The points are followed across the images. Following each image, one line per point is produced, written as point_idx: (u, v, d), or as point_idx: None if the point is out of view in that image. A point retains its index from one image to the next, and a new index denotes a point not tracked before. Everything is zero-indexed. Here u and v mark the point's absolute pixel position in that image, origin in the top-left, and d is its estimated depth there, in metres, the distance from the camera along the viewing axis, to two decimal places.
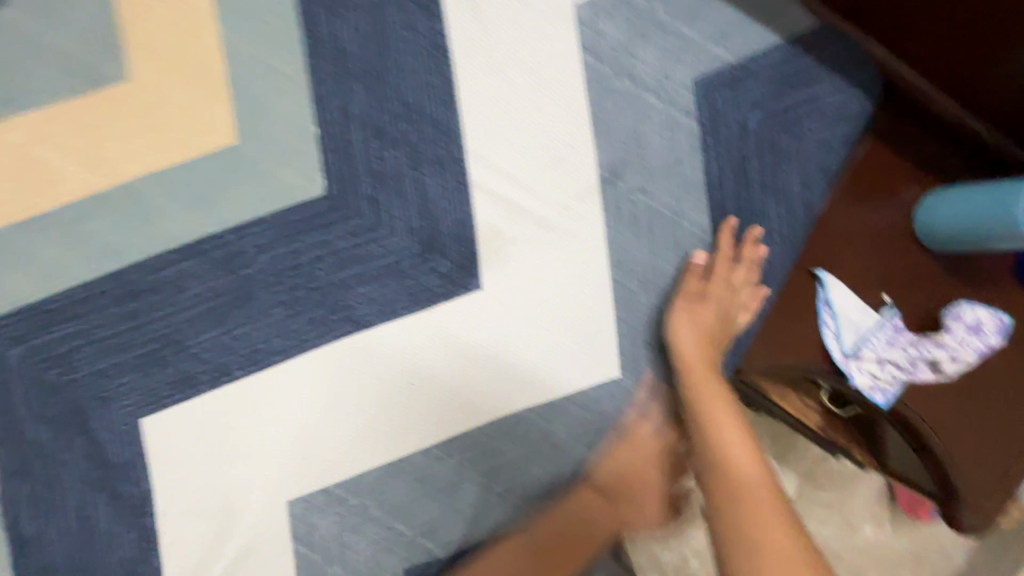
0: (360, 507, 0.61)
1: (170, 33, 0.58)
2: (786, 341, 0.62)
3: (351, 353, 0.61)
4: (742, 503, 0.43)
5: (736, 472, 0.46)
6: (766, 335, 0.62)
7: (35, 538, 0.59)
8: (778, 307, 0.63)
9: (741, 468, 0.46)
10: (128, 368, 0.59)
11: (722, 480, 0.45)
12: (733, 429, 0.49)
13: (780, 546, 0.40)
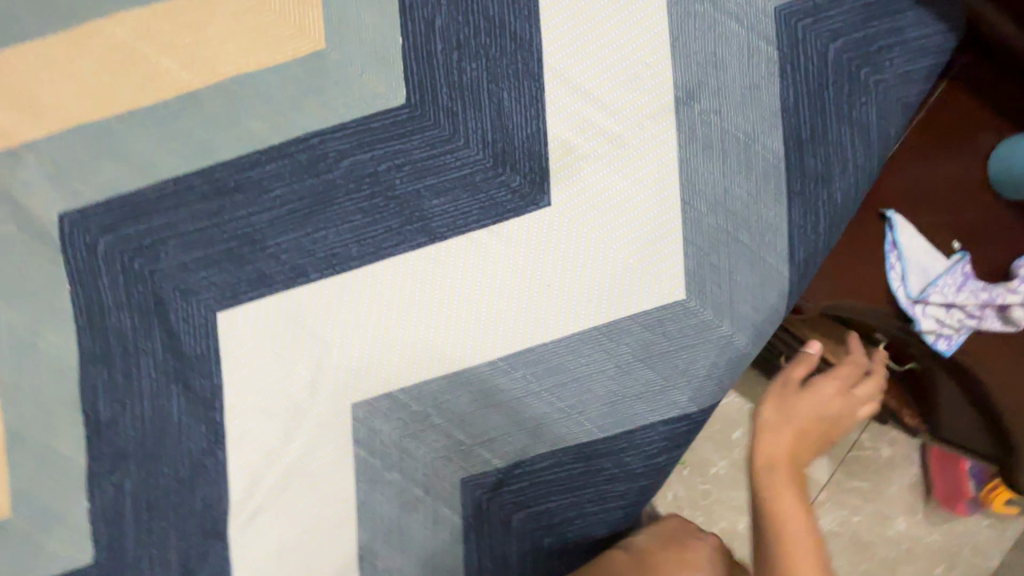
0: (421, 414, 0.62)
1: None
2: (850, 282, 0.68)
3: (420, 261, 0.62)
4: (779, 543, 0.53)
5: (792, 523, 0.54)
6: (833, 274, 0.68)
7: (111, 422, 0.62)
8: (847, 249, 0.68)
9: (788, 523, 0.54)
10: (208, 263, 0.61)
11: (770, 520, 0.55)
12: (792, 512, 0.55)
13: None
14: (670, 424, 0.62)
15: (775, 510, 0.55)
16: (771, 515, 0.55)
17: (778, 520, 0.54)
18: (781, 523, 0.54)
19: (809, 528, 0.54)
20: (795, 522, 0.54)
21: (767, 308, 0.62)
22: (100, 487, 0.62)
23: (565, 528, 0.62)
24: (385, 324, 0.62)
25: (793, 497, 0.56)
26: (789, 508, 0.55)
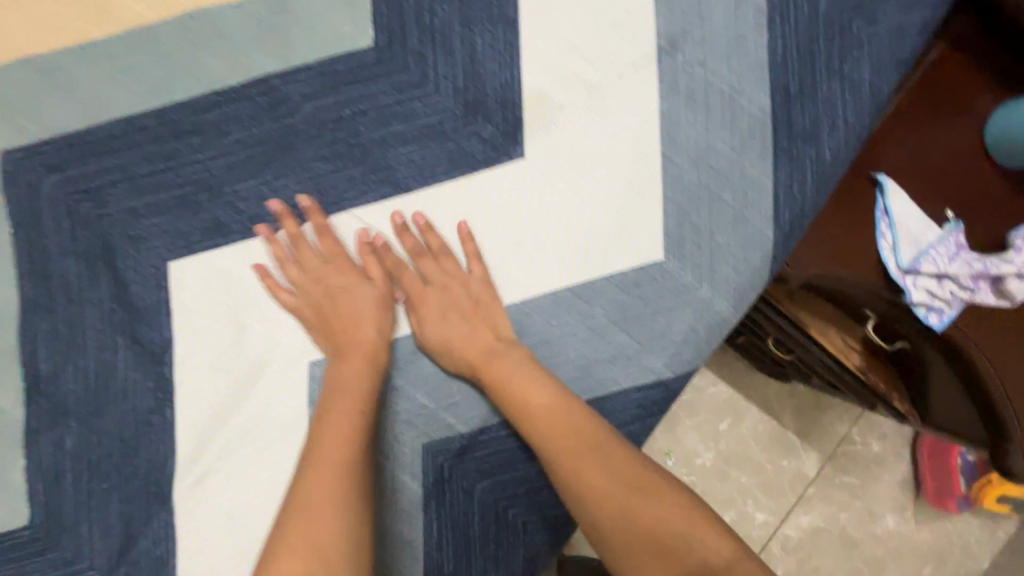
0: (384, 375, 0.59)
1: None
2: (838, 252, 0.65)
3: (387, 214, 0.59)
4: (586, 493, 0.53)
5: (600, 489, 0.53)
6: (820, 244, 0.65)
7: (51, 376, 0.58)
8: (834, 218, 0.66)
9: (600, 482, 0.53)
10: (160, 210, 0.58)
11: (572, 482, 0.54)
12: (561, 419, 0.54)
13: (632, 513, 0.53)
14: (646, 391, 0.59)
15: (572, 469, 0.53)
16: (519, 408, 0.55)
17: (526, 415, 0.54)
18: (575, 474, 0.53)
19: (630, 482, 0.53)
20: (569, 427, 0.54)
21: (749, 271, 0.59)
22: (37, 444, 0.58)
23: (531, 499, 0.59)
24: (358, 343, 0.56)
25: (518, 361, 0.56)
26: (535, 404, 0.54)
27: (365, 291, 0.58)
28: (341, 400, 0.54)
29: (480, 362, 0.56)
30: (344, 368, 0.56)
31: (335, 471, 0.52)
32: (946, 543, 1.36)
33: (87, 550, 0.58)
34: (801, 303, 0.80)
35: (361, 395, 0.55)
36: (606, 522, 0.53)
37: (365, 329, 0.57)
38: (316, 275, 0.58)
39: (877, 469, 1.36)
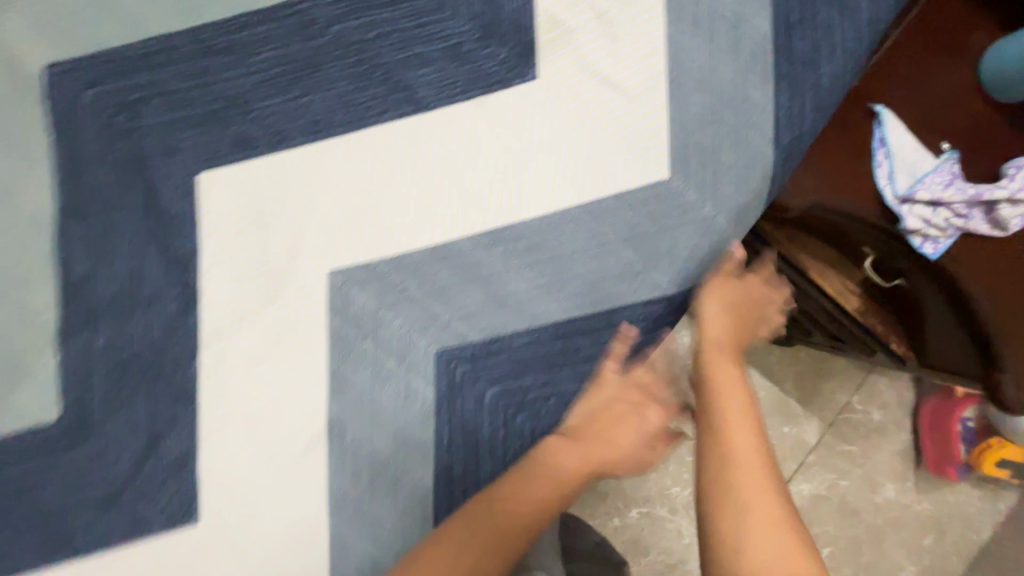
0: (400, 286, 0.61)
1: None
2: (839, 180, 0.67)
3: (405, 131, 0.61)
4: (732, 455, 0.51)
5: (748, 461, 0.51)
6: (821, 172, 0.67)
7: (84, 279, 0.61)
8: (836, 148, 0.68)
9: (745, 448, 0.52)
10: (191, 124, 0.61)
11: (722, 455, 0.51)
12: (738, 397, 0.56)
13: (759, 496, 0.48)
14: (651, 304, 0.61)
15: (729, 421, 0.54)
16: (716, 395, 0.56)
17: (720, 395, 0.56)
18: (730, 436, 0.52)
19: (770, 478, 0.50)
20: (739, 404, 0.56)
21: (751, 191, 0.62)
22: (70, 344, 0.61)
23: (539, 406, 0.61)
24: (612, 445, 0.61)
25: (734, 370, 0.59)
26: (727, 385, 0.57)
27: (642, 421, 0.62)
28: (552, 454, 0.58)
29: (712, 362, 0.60)
30: (603, 430, 0.60)
31: (556, 478, 0.56)
32: (945, 511, 1.38)
33: (114, 446, 0.61)
34: (802, 245, 0.83)
35: (556, 481, 0.56)
36: (735, 488, 0.49)
37: (584, 430, 0.60)
38: (598, 418, 0.60)
39: (878, 439, 1.38)
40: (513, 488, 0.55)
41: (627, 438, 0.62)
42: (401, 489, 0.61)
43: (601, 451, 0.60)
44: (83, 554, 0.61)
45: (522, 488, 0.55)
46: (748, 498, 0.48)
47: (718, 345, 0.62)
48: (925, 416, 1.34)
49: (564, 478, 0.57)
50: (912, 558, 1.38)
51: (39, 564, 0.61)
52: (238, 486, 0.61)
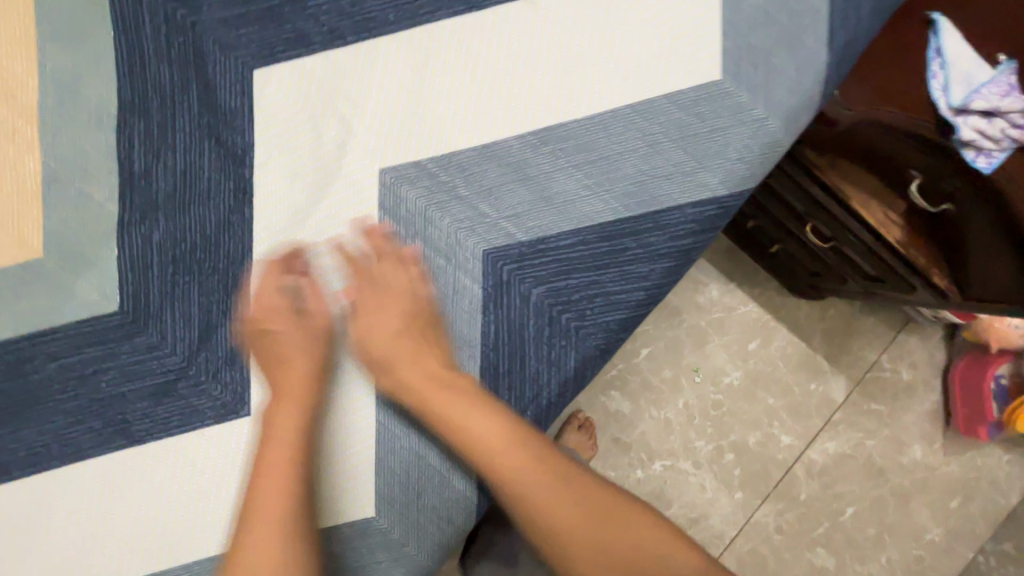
0: (449, 186, 0.62)
1: None
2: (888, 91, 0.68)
3: (458, 30, 0.62)
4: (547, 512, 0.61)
5: (527, 486, 0.61)
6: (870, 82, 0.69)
7: (143, 173, 0.63)
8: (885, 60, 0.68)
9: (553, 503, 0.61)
10: (249, 22, 0.63)
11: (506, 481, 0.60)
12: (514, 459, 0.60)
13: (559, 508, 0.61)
14: (700, 206, 0.61)
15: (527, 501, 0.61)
16: (467, 438, 0.59)
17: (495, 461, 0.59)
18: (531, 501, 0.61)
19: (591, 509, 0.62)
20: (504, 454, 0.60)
21: (803, 93, 0.61)
22: (128, 236, 0.63)
23: (585, 307, 0.61)
24: (299, 390, 0.61)
25: (458, 398, 0.60)
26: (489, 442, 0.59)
27: (305, 333, 0.64)
28: (286, 437, 0.60)
29: (423, 397, 0.60)
30: (274, 415, 0.61)
31: (275, 478, 0.59)
32: (974, 476, 1.37)
33: (170, 336, 0.63)
34: (844, 174, 0.83)
35: (292, 433, 0.60)
36: (530, 512, 0.61)
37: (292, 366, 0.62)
38: (263, 316, 0.63)
39: (906, 399, 1.36)
40: (263, 471, 0.59)
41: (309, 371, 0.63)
42: None
43: (303, 390, 0.61)
44: (139, 439, 0.63)
45: (279, 477, 0.59)
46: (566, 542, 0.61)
47: (430, 381, 0.61)
48: (956, 376, 1.32)
49: (306, 446, 0.60)
50: (938, 520, 1.36)
51: (98, 446, 0.63)
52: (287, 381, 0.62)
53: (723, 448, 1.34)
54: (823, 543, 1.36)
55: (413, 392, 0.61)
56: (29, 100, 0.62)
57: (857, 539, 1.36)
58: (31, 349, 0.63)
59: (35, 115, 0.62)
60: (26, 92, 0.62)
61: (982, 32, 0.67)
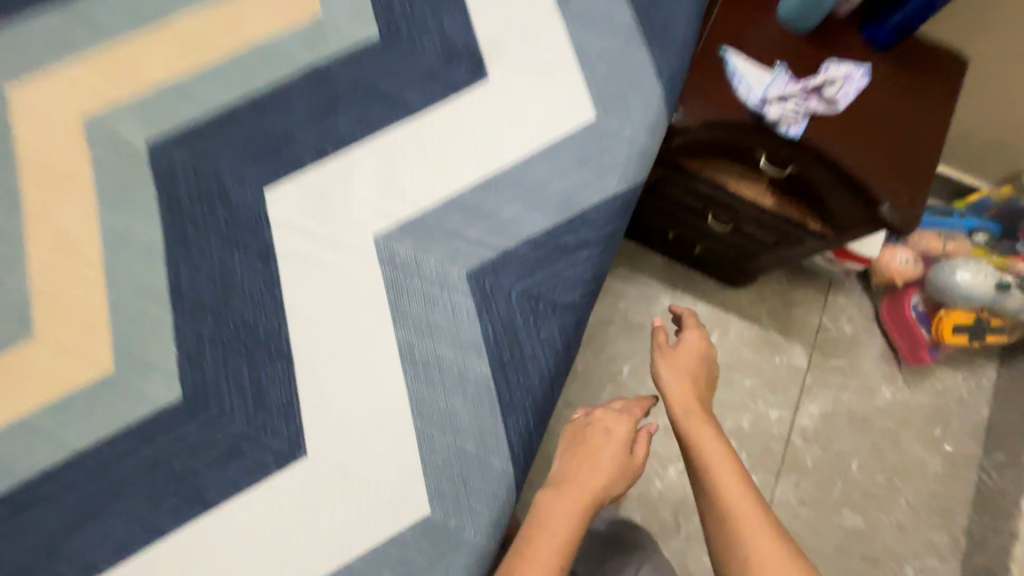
0: (427, 234, 0.82)
1: None
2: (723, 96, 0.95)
3: (409, 129, 0.87)
4: (718, 476, 0.78)
5: (721, 477, 0.78)
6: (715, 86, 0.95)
7: (189, 284, 0.80)
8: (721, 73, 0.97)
9: (737, 491, 0.76)
10: (252, 156, 0.85)
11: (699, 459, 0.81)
12: (708, 450, 0.81)
13: (738, 490, 0.76)
14: (611, 200, 0.85)
15: (713, 476, 0.78)
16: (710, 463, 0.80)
17: (709, 460, 0.80)
18: (716, 475, 0.78)
19: (748, 500, 0.75)
20: (725, 472, 0.78)
21: (654, 114, 0.89)
22: (183, 335, 0.78)
23: (554, 293, 0.81)
24: (699, 420, 0.85)
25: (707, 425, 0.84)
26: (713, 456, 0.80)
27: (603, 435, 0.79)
28: (594, 474, 0.74)
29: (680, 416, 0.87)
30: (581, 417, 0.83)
31: (586, 489, 0.73)
32: (943, 401, 1.52)
33: (228, 407, 0.76)
34: (716, 166, 1.09)
35: (617, 464, 0.76)
36: (731, 511, 0.74)
37: (604, 448, 0.77)
38: (312, 424, 0.75)
39: (857, 350, 1.54)
40: (583, 475, 0.74)
41: (606, 475, 0.75)
42: (467, 383, 0.77)
43: (623, 437, 0.79)
44: (213, 504, 0.72)
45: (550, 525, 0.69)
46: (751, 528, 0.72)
47: (683, 411, 0.87)
48: (885, 313, 1.51)
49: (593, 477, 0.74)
50: (931, 450, 1.49)
51: (176, 520, 0.71)
52: (319, 423, 0.75)
53: None
54: (844, 503, 1.45)
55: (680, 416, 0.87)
56: (93, 251, 0.80)
57: (873, 490, 1.46)
58: (108, 451, 0.73)
59: (99, 260, 0.80)
60: (90, 245, 0.80)
61: (770, 48, 0.96)
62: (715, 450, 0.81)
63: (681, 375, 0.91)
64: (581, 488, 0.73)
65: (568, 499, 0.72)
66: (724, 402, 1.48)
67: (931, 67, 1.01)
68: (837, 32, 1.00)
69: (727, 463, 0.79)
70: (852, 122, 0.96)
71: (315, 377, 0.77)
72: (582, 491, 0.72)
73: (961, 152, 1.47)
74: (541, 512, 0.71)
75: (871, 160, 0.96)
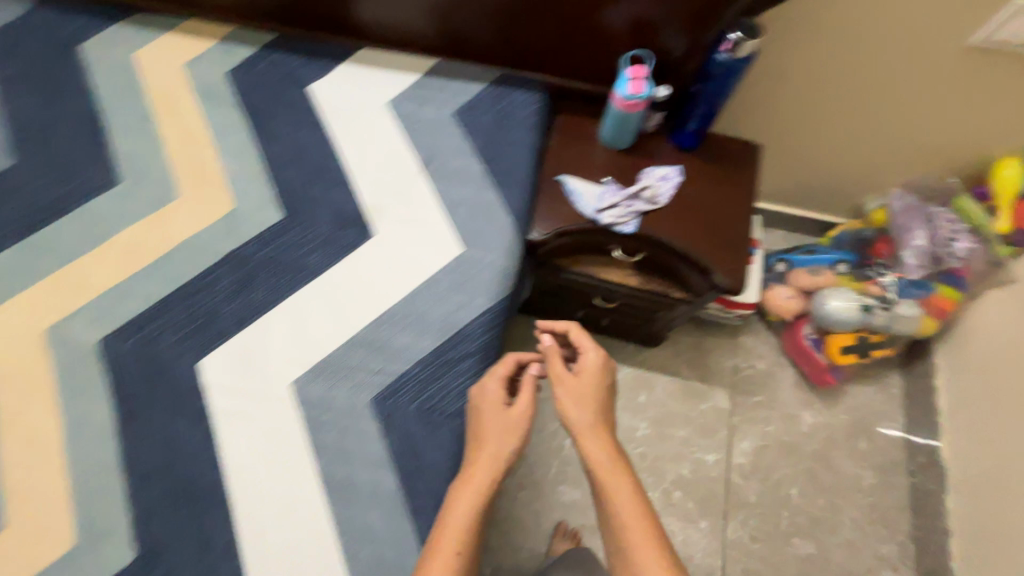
0: (335, 373, 1.00)
1: (191, 171, 1.16)
2: (568, 210, 1.18)
3: (314, 288, 1.07)
4: (610, 487, 0.86)
5: (615, 494, 0.85)
6: (561, 203, 1.18)
7: (138, 453, 0.95)
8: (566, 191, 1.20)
9: (624, 501, 0.84)
10: (186, 334, 1.03)
11: (596, 474, 0.88)
12: (604, 468, 0.88)
13: (626, 501, 0.84)
14: (482, 316, 1.03)
15: (607, 487, 0.86)
16: (605, 479, 0.87)
17: (605, 476, 0.87)
18: (608, 487, 0.86)
19: (638, 511, 0.83)
20: (617, 486, 0.86)
21: (508, 240, 1.10)
22: (135, 500, 0.91)
23: (443, 403, 0.97)
24: (606, 450, 0.90)
25: (601, 438, 0.92)
26: (607, 471, 0.88)
27: (485, 417, 0.92)
28: (487, 450, 0.88)
29: (581, 430, 0.92)
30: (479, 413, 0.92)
31: (478, 475, 0.85)
32: (860, 415, 1.66)
33: (177, 557, 0.88)
34: (585, 260, 1.29)
35: (501, 442, 0.89)
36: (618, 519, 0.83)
37: (487, 432, 0.90)
38: (252, 558, 0.88)
39: (773, 382, 1.69)
40: (475, 463, 0.87)
41: (491, 453, 0.87)
42: (380, 495, 0.92)
43: (496, 416, 0.91)
44: None
45: (450, 531, 0.79)
46: (633, 539, 0.81)
47: (587, 426, 0.93)
48: (789, 346, 1.68)
49: (484, 460, 0.87)
50: (860, 464, 1.61)
51: None
52: (257, 556, 0.88)
53: (669, 490, 1.56)
54: (792, 531, 1.53)
55: (580, 432, 0.92)
56: (56, 441, 0.95)
57: (816, 513, 1.55)
58: None
59: (61, 448, 0.95)
60: (53, 437, 0.95)
61: (598, 168, 1.21)
62: (609, 463, 0.88)
63: (584, 398, 0.96)
64: (471, 479, 0.85)
65: (463, 491, 0.84)
66: (662, 455, 1.60)
67: (733, 155, 1.24)
68: (651, 142, 1.25)
69: (619, 475, 0.87)
70: (674, 212, 1.18)
71: (251, 515, 0.90)
72: (474, 479, 0.85)
73: (816, 199, 1.69)
74: (446, 503, 0.84)
75: (697, 237, 1.16)
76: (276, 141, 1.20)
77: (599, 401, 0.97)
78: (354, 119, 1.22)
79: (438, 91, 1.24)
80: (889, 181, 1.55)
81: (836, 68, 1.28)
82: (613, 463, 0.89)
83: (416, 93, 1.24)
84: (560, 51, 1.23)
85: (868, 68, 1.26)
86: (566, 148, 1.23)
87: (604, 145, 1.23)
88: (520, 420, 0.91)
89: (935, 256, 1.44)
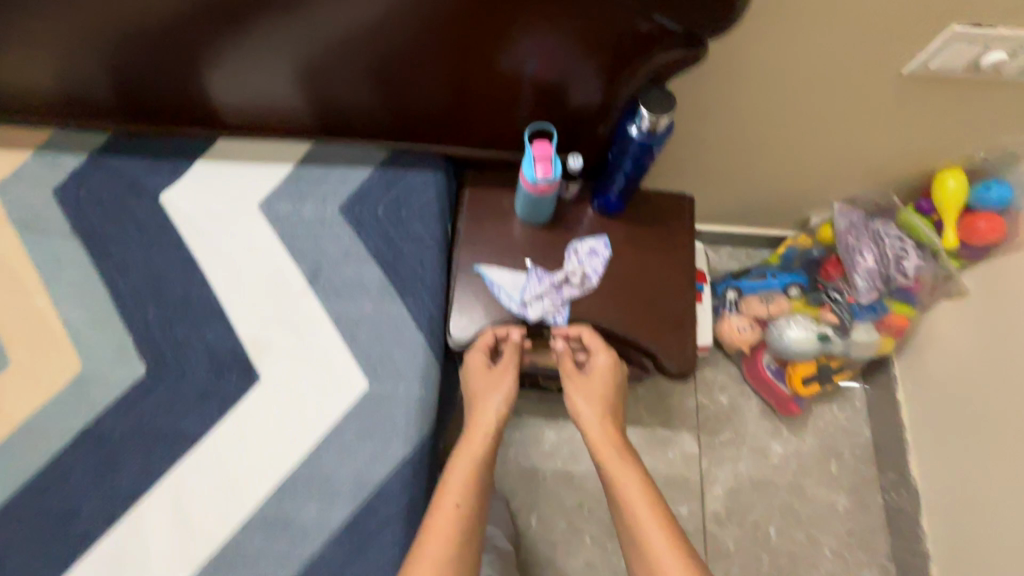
0: (232, 568, 0.83)
1: (22, 329, 0.94)
2: (489, 308, 1.03)
3: (193, 461, 0.88)
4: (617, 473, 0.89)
5: (622, 481, 0.87)
6: (480, 301, 1.03)
7: None
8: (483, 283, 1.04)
9: (630, 485, 0.87)
10: (39, 548, 0.84)
11: (602, 462, 0.91)
12: (609, 454, 0.91)
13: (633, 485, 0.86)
14: (400, 466, 0.88)
15: (612, 472, 0.89)
16: (611, 468, 0.89)
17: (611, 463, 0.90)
18: (613, 472, 0.89)
19: (643, 492, 0.85)
20: (623, 472, 0.88)
21: (421, 362, 0.94)
22: None
23: None
24: (612, 439, 0.93)
25: (608, 429, 0.95)
26: (613, 457, 0.90)
27: (479, 387, 0.97)
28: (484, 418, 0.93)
29: (588, 425, 0.96)
30: (479, 387, 0.97)
31: (477, 443, 0.90)
32: (828, 436, 1.60)
33: None
34: None
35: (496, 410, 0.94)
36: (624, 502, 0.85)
37: (483, 403, 0.95)
38: None
39: (738, 416, 1.61)
40: (473, 433, 0.92)
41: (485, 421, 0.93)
42: None
43: (484, 386, 0.97)
44: None
45: (454, 490, 0.84)
46: (639, 520, 0.82)
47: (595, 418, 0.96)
48: (749, 374, 1.59)
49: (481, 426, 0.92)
50: (835, 489, 1.55)
51: None
52: None
53: None
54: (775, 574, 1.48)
55: (589, 426, 0.96)
56: None
57: (796, 551, 1.50)
58: None
59: None
60: None
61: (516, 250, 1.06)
62: (615, 452, 0.91)
63: (590, 393, 0.99)
64: (472, 446, 0.90)
65: (465, 456, 0.89)
66: None
67: (665, 211, 1.11)
68: (573, 208, 1.10)
69: (625, 462, 0.90)
70: (607, 293, 1.04)
71: None
72: (474, 446, 0.90)
73: (759, 215, 1.58)
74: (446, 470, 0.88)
75: (635, 318, 1.03)
76: (127, 272, 0.99)
77: (607, 394, 0.99)
78: (219, 229, 1.02)
79: (317, 182, 1.05)
80: (831, 195, 1.44)
81: (768, 95, 1.14)
82: (618, 452, 0.91)
83: (291, 188, 1.04)
84: (451, 124, 1.06)
85: (804, 91, 1.12)
86: (477, 230, 1.06)
87: (520, 221, 1.08)
88: (510, 397, 0.96)
89: (885, 276, 1.36)
